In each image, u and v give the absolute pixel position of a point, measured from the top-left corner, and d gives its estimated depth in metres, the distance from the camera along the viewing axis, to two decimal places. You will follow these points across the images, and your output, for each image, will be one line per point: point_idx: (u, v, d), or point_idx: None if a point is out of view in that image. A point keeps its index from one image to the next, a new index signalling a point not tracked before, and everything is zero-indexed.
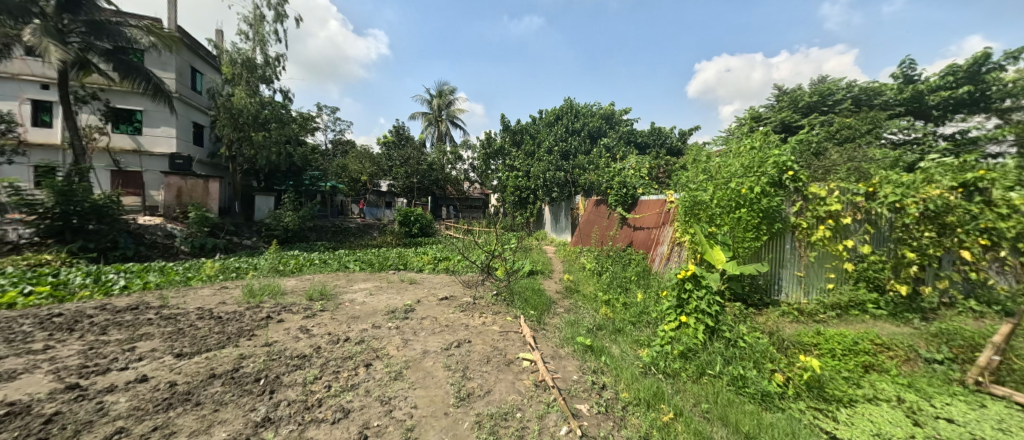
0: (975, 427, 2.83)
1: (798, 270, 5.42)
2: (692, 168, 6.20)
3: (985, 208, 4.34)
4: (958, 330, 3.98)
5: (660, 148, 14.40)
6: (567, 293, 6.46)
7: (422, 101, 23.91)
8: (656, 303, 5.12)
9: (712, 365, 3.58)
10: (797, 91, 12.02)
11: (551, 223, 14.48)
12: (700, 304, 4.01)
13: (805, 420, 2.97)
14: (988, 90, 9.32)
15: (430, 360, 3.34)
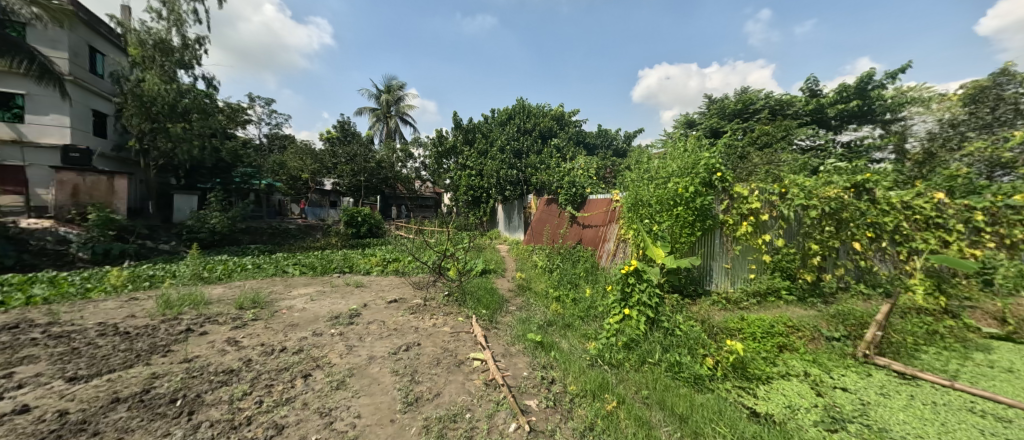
0: (863, 393, 3.29)
1: (725, 262, 5.92)
2: (635, 168, 6.52)
3: (871, 205, 5.20)
4: (852, 311, 4.57)
5: (607, 149, 15.04)
6: (519, 291, 6.54)
7: (369, 96, 22.90)
8: (602, 297, 5.34)
9: (652, 354, 3.80)
10: (723, 100, 13.14)
11: (504, 221, 14.56)
12: (642, 297, 4.21)
13: (730, 399, 3.27)
14: (876, 104, 10.86)
15: (377, 366, 3.21)
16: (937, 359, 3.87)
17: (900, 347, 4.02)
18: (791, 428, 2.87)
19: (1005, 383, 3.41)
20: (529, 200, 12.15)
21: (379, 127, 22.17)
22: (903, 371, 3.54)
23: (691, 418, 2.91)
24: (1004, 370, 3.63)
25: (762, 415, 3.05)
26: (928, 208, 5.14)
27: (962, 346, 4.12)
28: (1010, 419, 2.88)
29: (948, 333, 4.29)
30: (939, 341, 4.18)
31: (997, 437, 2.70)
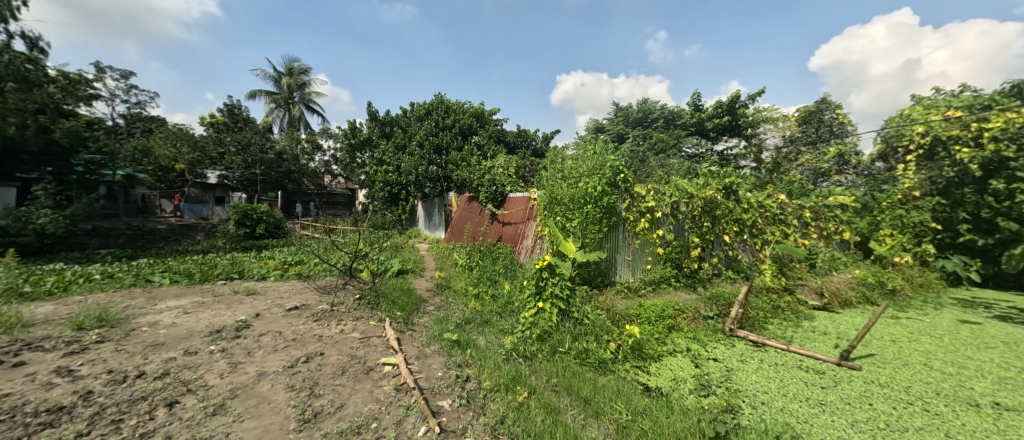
0: (729, 361, 3.92)
1: (628, 255, 6.50)
2: (550, 168, 6.81)
3: (737, 204, 6.26)
4: (723, 293, 5.40)
5: (526, 150, 14.80)
6: (438, 290, 6.40)
7: (265, 78, 20.24)
8: (519, 292, 5.48)
9: (563, 343, 4.02)
10: (628, 110, 14.70)
11: (424, 219, 14.07)
12: (555, 289, 4.44)
13: (628, 378, 3.62)
14: (740, 119, 12.81)
15: (268, 383, 2.87)
16: (779, 329, 4.78)
17: (755, 321, 4.86)
18: (675, 398, 3.28)
19: (822, 343, 4.35)
20: (449, 197, 11.92)
21: (277, 114, 19.85)
22: (757, 341, 4.31)
23: (594, 399, 3.16)
24: (823, 334, 4.62)
25: (653, 389, 3.44)
26: (775, 207, 6.35)
27: (797, 317, 5.14)
28: (823, 370, 3.69)
29: (787, 307, 5.33)
30: (781, 315, 5.16)
31: (814, 385, 3.44)
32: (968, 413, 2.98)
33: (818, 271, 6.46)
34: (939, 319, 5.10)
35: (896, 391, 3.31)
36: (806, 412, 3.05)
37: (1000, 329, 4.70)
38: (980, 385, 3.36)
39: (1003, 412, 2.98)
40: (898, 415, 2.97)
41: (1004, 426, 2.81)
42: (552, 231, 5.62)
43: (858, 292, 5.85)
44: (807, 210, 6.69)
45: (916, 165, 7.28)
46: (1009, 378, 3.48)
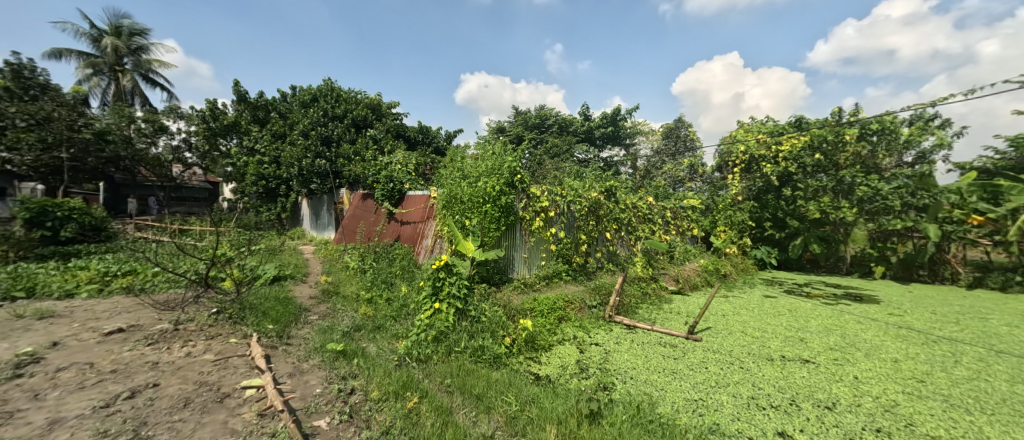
0: (608, 344, 4.38)
1: (524, 252, 6.74)
2: (450, 166, 6.72)
3: (615, 204, 7.12)
4: (605, 284, 5.99)
5: (429, 148, 13.03)
6: (324, 297, 5.78)
7: (77, 34, 15.74)
8: (415, 294, 5.27)
9: (459, 343, 3.99)
10: (527, 114, 15.37)
11: (309, 219, 12.64)
12: (452, 289, 4.38)
13: (521, 370, 3.77)
14: (623, 130, 14.73)
15: (67, 431, 2.22)
16: (647, 312, 5.51)
17: (628, 307, 5.52)
18: (561, 383, 3.53)
19: (677, 321, 5.16)
20: (341, 193, 11.01)
21: (96, 83, 15.67)
22: (629, 324, 4.91)
23: (486, 395, 3.20)
24: (679, 314, 5.47)
25: (543, 377, 3.65)
26: (644, 208, 7.46)
27: (660, 301, 6.00)
28: (677, 344, 4.37)
29: (652, 293, 6.18)
30: (649, 300, 5.96)
31: (670, 357, 4.05)
32: (768, 366, 3.83)
33: (676, 261, 7.62)
34: (754, 296, 6.51)
35: (725, 355, 4.09)
36: (663, 380, 3.57)
37: (790, 301, 6.18)
38: (776, 344, 4.36)
39: (788, 362, 3.92)
40: (727, 375, 3.67)
41: (788, 373, 3.69)
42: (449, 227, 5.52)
43: (701, 278, 7.09)
44: (669, 210, 8.09)
45: (741, 175, 9.13)
46: (793, 337, 4.60)
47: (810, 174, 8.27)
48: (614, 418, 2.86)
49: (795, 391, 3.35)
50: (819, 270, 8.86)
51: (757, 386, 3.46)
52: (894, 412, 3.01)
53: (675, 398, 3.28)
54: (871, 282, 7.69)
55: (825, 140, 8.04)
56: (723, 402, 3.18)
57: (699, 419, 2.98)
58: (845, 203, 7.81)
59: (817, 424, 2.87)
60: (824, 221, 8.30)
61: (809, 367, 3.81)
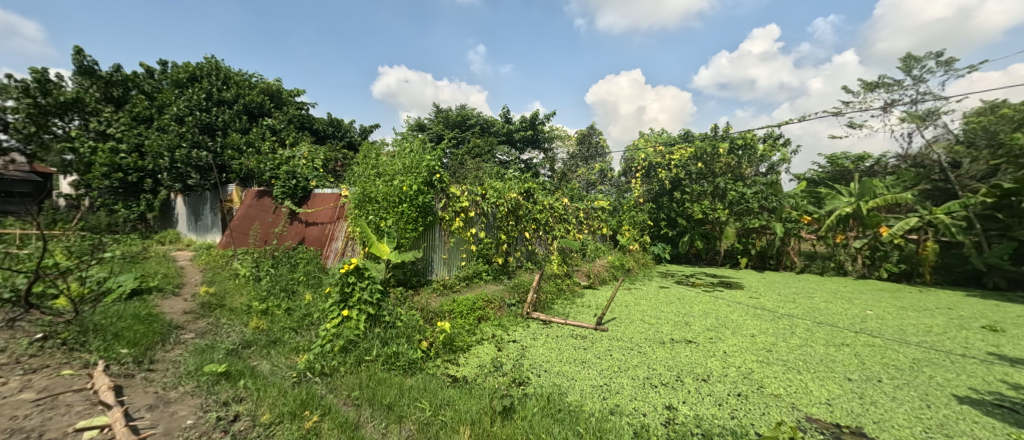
0: (526, 340, 4.50)
1: (444, 253, 6.59)
2: (363, 163, 6.29)
3: (533, 205, 7.31)
4: (523, 282, 6.13)
5: (339, 142, 12.08)
6: (205, 310, 4.97)
7: None
8: (321, 302, 4.81)
9: (369, 351, 3.72)
10: (448, 112, 15.12)
11: (187, 219, 10.82)
12: (363, 294, 4.07)
13: (438, 373, 3.66)
14: (541, 134, 15.11)
15: None
16: (561, 307, 5.77)
17: (544, 303, 5.71)
18: (478, 382, 3.51)
19: (587, 314, 5.49)
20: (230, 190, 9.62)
21: None
22: (545, 319, 5.10)
23: (398, 403, 3.03)
24: (590, 307, 5.82)
25: (460, 379, 3.58)
26: (560, 208, 7.84)
27: (573, 296, 6.33)
28: (587, 335, 4.65)
29: (567, 288, 6.50)
30: (564, 295, 6.25)
31: (580, 348, 4.29)
32: (661, 349, 4.26)
33: (588, 258, 8.12)
34: (653, 287, 7.24)
35: (627, 342, 4.45)
36: (574, 371, 3.76)
37: (681, 290, 6.98)
38: (668, 329, 4.89)
39: (676, 344, 4.41)
40: (628, 359, 4.00)
41: (676, 353, 4.15)
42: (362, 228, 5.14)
43: (609, 273, 7.66)
44: (582, 211, 8.59)
45: (643, 180, 10.10)
46: (681, 322, 5.19)
47: (695, 180, 9.46)
48: (527, 411, 2.92)
49: (681, 369, 3.78)
50: (702, 262, 10.18)
51: (651, 367, 3.83)
52: (751, 378, 3.57)
53: (583, 386, 3.47)
54: (740, 271, 9.07)
55: (705, 152, 9.31)
56: (624, 385, 3.46)
57: (603, 403, 3.19)
58: (721, 206, 9.11)
59: (696, 396, 3.27)
60: (707, 221, 9.55)
61: (693, 347, 4.33)
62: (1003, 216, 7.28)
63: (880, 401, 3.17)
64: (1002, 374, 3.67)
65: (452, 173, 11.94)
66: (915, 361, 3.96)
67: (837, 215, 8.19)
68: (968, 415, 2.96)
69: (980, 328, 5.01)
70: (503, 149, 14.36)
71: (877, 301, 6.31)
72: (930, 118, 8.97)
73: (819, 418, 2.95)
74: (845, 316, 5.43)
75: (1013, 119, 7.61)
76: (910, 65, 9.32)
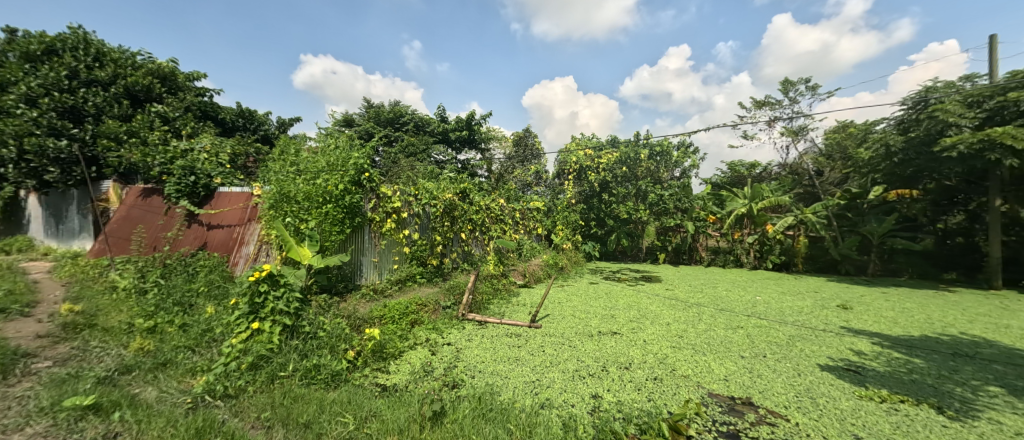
0: (460, 342, 4.44)
1: (374, 256, 6.25)
2: (279, 159, 5.72)
3: (470, 206, 7.23)
4: (459, 283, 6.03)
5: (252, 136, 10.89)
6: (69, 331, 4.13)
7: None
8: (226, 314, 4.26)
9: (284, 366, 3.36)
10: (379, 108, 14.44)
11: (46, 222, 8.94)
12: (278, 305, 3.66)
13: (365, 384, 3.43)
14: (477, 134, 14.69)
15: None
16: (497, 307, 5.78)
17: (480, 303, 5.68)
18: (408, 389, 3.36)
19: (522, 312, 5.58)
20: (106, 187, 8.15)
21: None
22: (480, 320, 5.08)
23: (316, 420, 2.78)
24: (525, 305, 5.93)
25: (389, 388, 3.40)
26: (496, 209, 7.81)
27: (509, 295, 6.40)
28: (521, 333, 4.71)
29: (502, 288, 6.53)
30: (499, 295, 6.27)
31: (514, 346, 4.34)
32: (589, 342, 4.47)
33: (524, 257, 8.25)
34: (583, 283, 7.59)
35: (558, 338, 4.60)
36: (508, 369, 3.78)
37: (608, 286, 7.40)
38: (596, 323, 5.15)
39: (603, 336, 4.66)
40: (559, 354, 4.13)
41: (602, 345, 4.38)
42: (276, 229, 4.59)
43: (544, 271, 7.86)
44: (518, 211, 8.67)
45: (575, 181, 10.54)
46: (608, 315, 5.49)
47: (620, 183, 10.10)
48: (457, 414, 2.85)
49: (606, 359, 3.99)
50: (628, 259, 10.87)
51: (580, 360, 3.98)
52: (666, 362, 3.90)
53: (516, 384, 3.51)
54: (660, 266, 9.87)
55: (629, 157, 10.02)
56: (554, 379, 3.56)
57: (534, 398, 3.25)
58: (642, 206, 9.86)
59: (619, 383, 3.48)
60: (631, 220, 10.24)
61: (618, 338, 4.60)
62: (856, 215, 8.83)
63: (766, 374, 3.65)
64: (853, 344, 4.44)
65: (384, 172, 11.43)
66: (792, 337, 4.63)
67: (736, 214, 9.30)
68: (828, 380, 3.53)
69: (838, 307, 6.03)
70: (439, 148, 14.02)
71: (767, 288, 7.26)
72: (803, 133, 10.60)
73: (719, 393, 3.32)
74: (742, 303, 6.16)
75: (861, 135, 9.30)
76: (786, 88, 10.94)
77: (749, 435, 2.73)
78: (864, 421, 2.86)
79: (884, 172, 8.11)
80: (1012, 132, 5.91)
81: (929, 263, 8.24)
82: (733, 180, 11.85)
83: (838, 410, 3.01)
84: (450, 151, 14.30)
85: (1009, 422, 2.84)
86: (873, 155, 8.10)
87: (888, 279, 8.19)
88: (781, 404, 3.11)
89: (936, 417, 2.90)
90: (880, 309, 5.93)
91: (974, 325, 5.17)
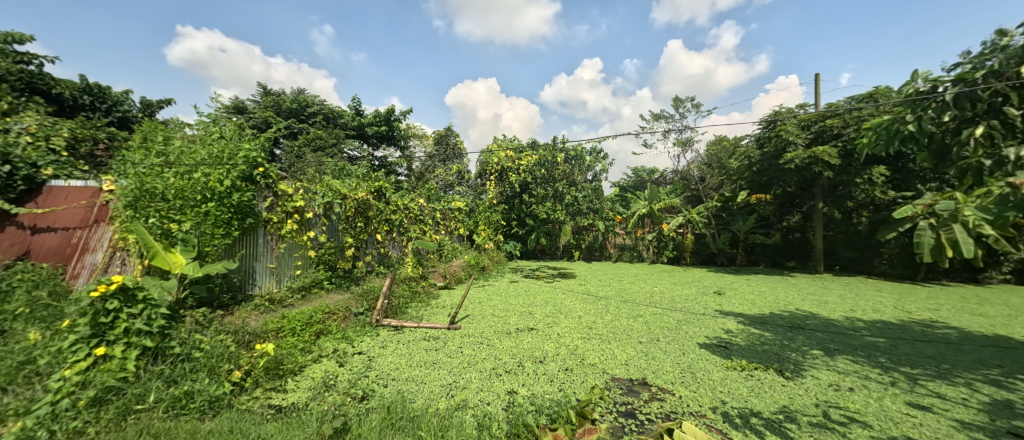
0: (372, 350, 4.17)
1: (270, 262, 5.53)
2: (140, 147, 4.73)
3: (386, 206, 6.75)
4: (373, 287, 5.67)
5: (105, 118, 8.88)
6: None
7: None
8: (58, 339, 3.36)
9: (144, 397, 2.77)
10: (279, 96, 12.96)
11: None
12: (136, 324, 3.00)
13: (255, 407, 3.01)
14: (396, 131, 13.55)
15: None
16: (415, 310, 5.55)
17: (397, 308, 5.40)
18: (309, 407, 3.02)
19: (442, 314, 5.44)
20: None
21: None
22: (396, 325, 4.85)
23: None
24: (444, 307, 5.79)
25: (285, 408, 3.04)
26: (415, 208, 7.39)
27: (428, 298, 6.19)
28: (439, 336, 4.60)
29: (421, 290, 6.30)
30: (418, 298, 6.03)
31: (431, 349, 4.22)
32: (507, 339, 4.55)
33: (444, 259, 8.02)
34: (502, 282, 7.73)
35: (477, 337, 4.60)
36: (423, 374, 3.65)
37: (527, 284, 7.58)
38: (514, 320, 5.26)
39: (520, 332, 4.77)
40: (477, 354, 4.12)
41: (519, 341, 4.50)
42: (135, 232, 3.78)
43: (465, 272, 7.79)
44: (439, 211, 8.31)
45: (496, 182, 10.54)
46: (526, 312, 5.65)
47: (538, 184, 10.46)
48: (363, 427, 2.66)
49: (522, 354, 4.11)
50: (546, 257, 11.25)
51: (497, 358, 4.02)
52: (575, 352, 4.15)
53: (431, 388, 3.41)
54: (574, 263, 10.46)
55: (547, 160, 10.45)
56: (471, 379, 3.55)
57: (449, 400, 3.20)
58: (557, 207, 10.40)
59: (533, 377, 3.60)
60: (547, 220, 10.69)
61: (534, 333, 4.75)
62: (728, 215, 10.41)
63: (659, 356, 4.09)
64: (724, 323, 5.22)
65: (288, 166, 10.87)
66: (680, 322, 5.27)
67: (639, 214, 10.30)
68: (705, 356, 4.09)
69: (714, 293, 7.04)
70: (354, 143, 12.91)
71: (661, 280, 8.15)
72: (689, 144, 12.15)
73: (620, 377, 3.62)
74: (642, 294, 6.83)
75: (731, 148, 10.97)
76: (677, 104, 12.44)
77: (642, 411, 3.03)
78: (729, 388, 3.36)
79: (747, 179, 9.67)
80: (828, 150, 7.53)
81: (777, 253, 10.07)
82: (635, 184, 13.10)
83: (711, 381, 3.50)
84: (364, 146, 13.44)
85: (825, 377, 3.60)
86: (739, 164, 9.61)
87: (750, 268, 9.82)
88: (668, 381, 3.51)
89: (778, 379, 3.54)
90: (744, 293, 7.06)
91: (807, 302, 6.45)
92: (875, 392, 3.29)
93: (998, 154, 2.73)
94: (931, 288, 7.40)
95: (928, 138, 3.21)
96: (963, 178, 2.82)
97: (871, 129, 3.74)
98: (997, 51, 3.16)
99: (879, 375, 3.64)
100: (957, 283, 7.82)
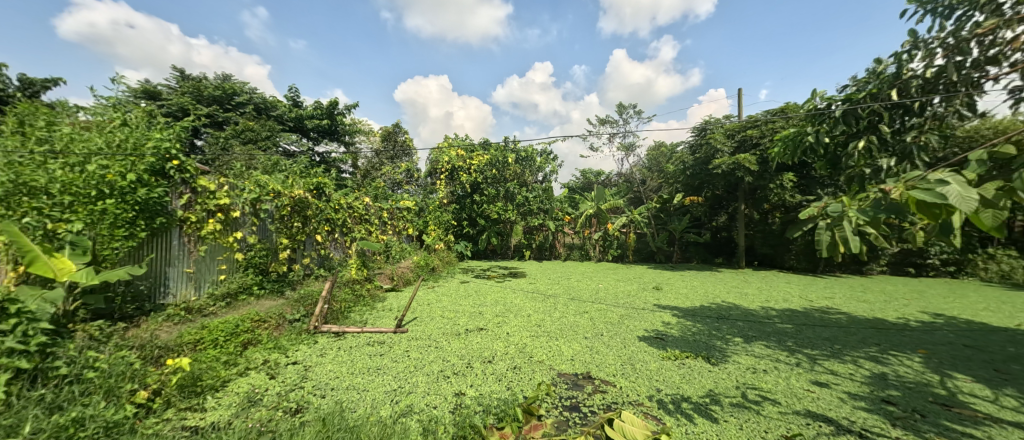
0: (308, 359, 3.86)
1: (187, 266, 4.90)
2: (12, 132, 3.96)
3: (327, 205, 6.31)
4: (311, 292, 5.26)
5: None
6: None
7: None
8: None
9: (16, 429, 2.22)
10: (200, 82, 11.62)
11: None
12: (4, 343, 2.48)
13: (165, 430, 2.63)
14: (340, 126, 12.92)
15: None
16: (359, 315, 5.24)
17: (338, 313, 5.06)
18: (231, 426, 2.71)
19: (388, 318, 5.19)
20: None
21: None
22: (338, 331, 4.53)
23: None
24: (391, 311, 5.53)
25: (203, 429, 2.70)
26: (360, 207, 6.98)
27: (373, 301, 5.87)
28: (384, 340, 4.38)
29: (365, 294, 5.96)
30: (362, 301, 5.69)
31: (375, 355, 4.00)
32: (457, 340, 4.45)
33: (392, 260, 7.69)
34: (453, 283, 7.57)
35: (425, 340, 4.44)
36: (366, 381, 3.45)
37: (478, 284, 7.49)
38: (464, 321, 5.16)
39: (469, 333, 4.69)
40: (424, 357, 3.97)
41: (469, 342, 4.41)
42: (6, 233, 3.10)
43: (413, 273, 7.52)
44: (386, 210, 7.92)
45: (446, 181, 10.28)
46: (476, 312, 5.58)
47: (489, 184, 10.41)
48: None
49: (470, 355, 4.03)
50: (496, 256, 11.23)
51: (446, 360, 3.91)
52: (523, 350, 4.16)
53: (374, 395, 3.22)
54: (524, 262, 10.55)
55: (498, 160, 10.44)
56: (417, 383, 3.41)
57: (394, 407, 3.04)
58: (508, 207, 10.44)
59: (481, 377, 3.55)
60: (498, 220, 10.68)
61: (484, 334, 4.69)
62: (665, 215, 11.10)
63: (602, 350, 4.23)
64: (661, 317, 5.54)
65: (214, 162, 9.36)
66: (622, 316, 5.52)
67: (586, 214, 10.65)
68: (643, 348, 4.30)
69: (652, 288, 7.46)
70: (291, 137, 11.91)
71: (606, 278, 8.48)
72: (631, 148, 12.78)
73: (566, 372, 3.69)
74: (588, 291, 7.05)
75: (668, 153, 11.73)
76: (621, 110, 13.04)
77: (586, 404, 3.11)
78: (664, 376, 3.57)
79: (681, 182, 10.39)
80: (748, 157, 8.30)
81: (706, 251, 10.94)
82: (582, 185, 13.51)
83: (649, 370, 3.69)
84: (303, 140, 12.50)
85: (744, 361, 3.96)
86: (674, 168, 10.29)
87: (684, 264, 10.57)
88: (610, 373, 3.64)
89: (705, 365, 3.84)
90: (678, 288, 7.57)
91: (732, 295, 7.06)
92: (783, 372, 3.67)
93: (875, 164, 3.16)
94: (828, 279, 8.47)
95: (823, 149, 3.64)
96: (849, 184, 3.21)
97: (780, 140, 4.17)
98: (874, 77, 3.69)
99: (786, 357, 4.08)
100: (847, 275, 9.03)
